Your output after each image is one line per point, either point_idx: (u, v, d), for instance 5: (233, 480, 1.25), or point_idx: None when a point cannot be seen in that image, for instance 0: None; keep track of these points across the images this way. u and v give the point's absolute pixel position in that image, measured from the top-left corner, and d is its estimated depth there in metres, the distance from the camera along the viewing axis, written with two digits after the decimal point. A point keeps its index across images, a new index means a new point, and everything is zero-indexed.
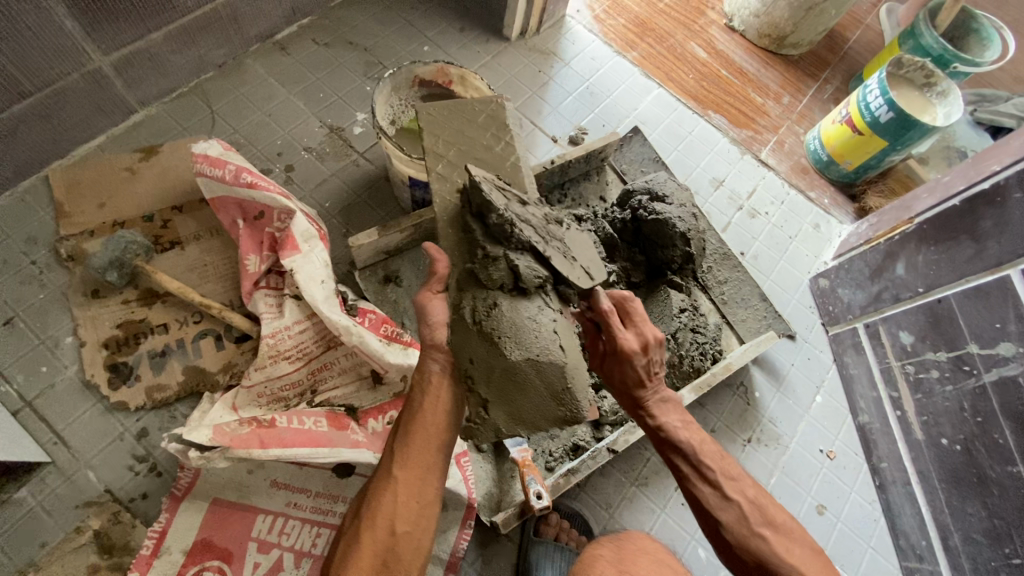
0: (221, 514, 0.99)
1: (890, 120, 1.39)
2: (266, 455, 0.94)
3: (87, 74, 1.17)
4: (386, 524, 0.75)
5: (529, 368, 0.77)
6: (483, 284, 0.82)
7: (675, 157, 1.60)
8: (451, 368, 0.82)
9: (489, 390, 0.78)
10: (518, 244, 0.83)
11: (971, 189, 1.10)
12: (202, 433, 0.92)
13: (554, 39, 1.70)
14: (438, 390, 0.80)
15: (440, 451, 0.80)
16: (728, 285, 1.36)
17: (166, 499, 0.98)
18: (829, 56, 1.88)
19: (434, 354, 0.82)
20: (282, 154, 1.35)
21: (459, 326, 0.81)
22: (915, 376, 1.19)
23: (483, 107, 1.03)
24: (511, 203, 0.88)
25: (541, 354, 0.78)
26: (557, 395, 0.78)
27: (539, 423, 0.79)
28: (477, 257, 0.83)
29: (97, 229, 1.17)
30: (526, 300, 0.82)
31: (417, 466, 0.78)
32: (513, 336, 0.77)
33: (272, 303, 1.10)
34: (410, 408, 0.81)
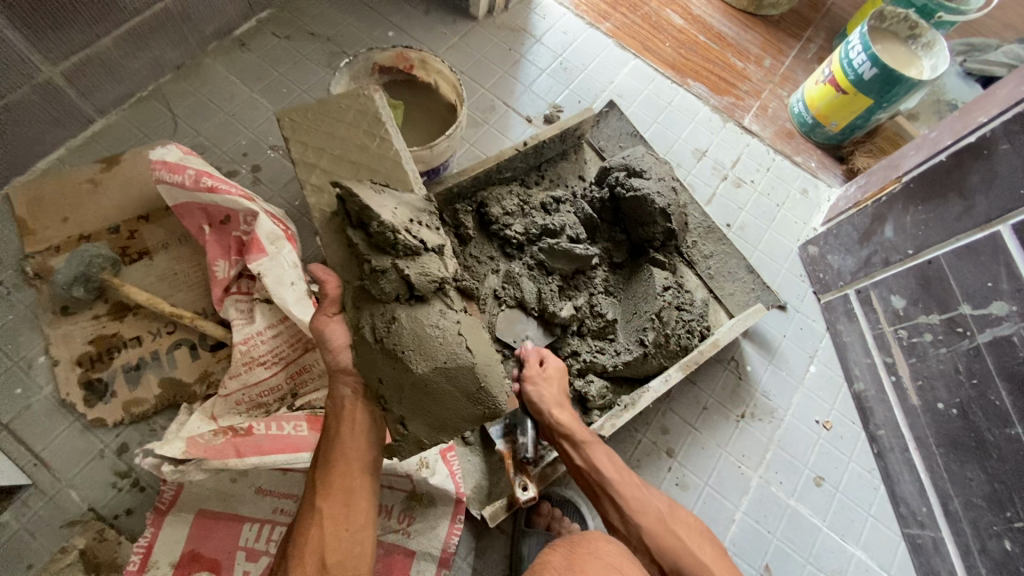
0: (208, 525, 0.98)
1: (874, 77, 1.34)
2: (243, 464, 0.93)
3: (37, 86, 1.13)
4: (317, 557, 0.72)
5: (437, 378, 0.79)
6: (378, 299, 0.82)
7: (655, 130, 1.55)
8: (361, 390, 0.83)
9: (405, 406, 0.81)
10: (406, 251, 0.82)
11: (958, 144, 1.06)
12: (175, 446, 0.91)
13: (523, 15, 1.64)
14: (353, 414, 0.82)
15: (363, 475, 0.79)
16: (713, 259, 1.32)
17: (150, 514, 0.97)
18: (811, 14, 1.81)
19: (344, 378, 0.84)
20: (248, 154, 1.31)
21: (362, 345, 0.82)
22: (908, 340, 1.16)
23: (351, 101, 0.96)
24: (393, 206, 0.84)
25: (448, 358, 0.80)
26: (472, 395, 0.81)
27: (459, 425, 0.82)
28: (365, 272, 0.82)
29: (62, 245, 1.15)
30: (423, 307, 0.83)
31: (339, 492, 0.77)
32: (418, 347, 0.79)
33: (244, 308, 1.07)
34: (326, 439, 0.82)
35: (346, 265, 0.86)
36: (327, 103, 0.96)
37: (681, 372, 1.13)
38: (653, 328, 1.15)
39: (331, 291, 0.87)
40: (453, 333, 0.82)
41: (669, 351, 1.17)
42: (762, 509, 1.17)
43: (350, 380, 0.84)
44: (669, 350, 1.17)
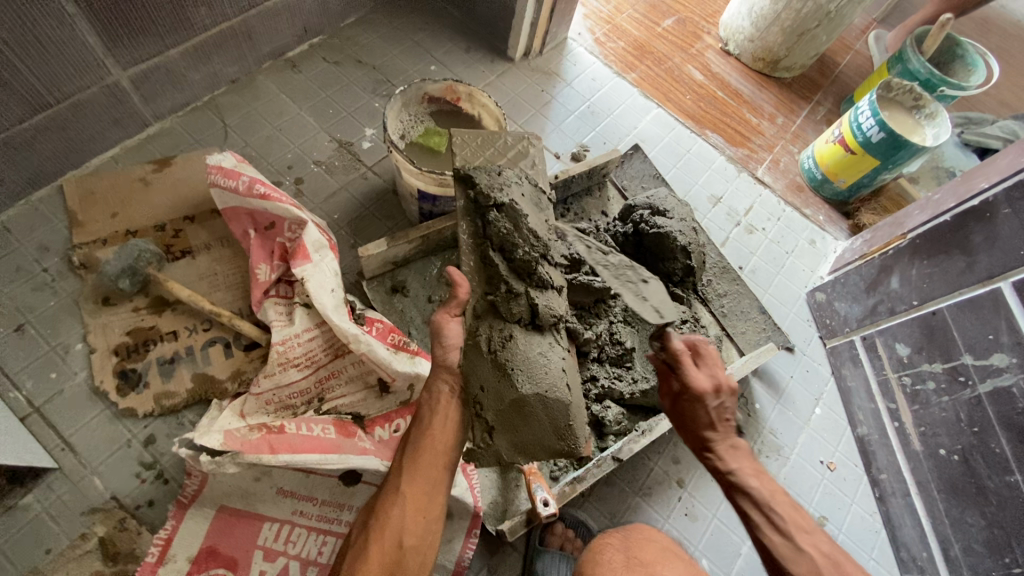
0: (228, 522, 0.99)
1: (882, 140, 1.45)
2: (275, 460, 0.94)
3: (106, 88, 1.20)
4: (394, 538, 0.76)
5: (536, 401, 0.86)
6: (502, 317, 0.92)
7: (674, 174, 1.64)
8: (459, 389, 0.87)
9: (496, 416, 0.85)
10: (538, 283, 0.95)
11: (961, 206, 1.15)
12: (212, 438, 0.94)
13: (556, 60, 1.76)
14: (447, 408, 0.85)
15: (447, 468, 0.81)
16: (727, 298, 1.39)
17: (172, 506, 0.98)
18: (821, 79, 1.95)
19: (444, 374, 0.87)
20: (292, 167, 1.38)
21: (474, 350, 0.88)
22: (912, 387, 1.21)
23: (516, 141, 1.11)
24: (538, 232, 0.99)
25: (549, 388, 0.87)
26: (558, 430, 0.88)
27: (537, 453, 0.87)
28: (498, 291, 0.93)
29: (109, 238, 1.19)
30: (538, 337, 0.92)
31: (423, 481, 0.79)
32: (527, 370, 0.87)
33: (282, 311, 1.11)
34: (417, 426, 0.84)
35: (479, 273, 0.96)
36: (495, 137, 1.10)
37: None
38: None
39: (460, 293, 0.90)
40: (556, 367, 0.91)
41: None
42: None
43: (451, 378, 0.87)
44: None
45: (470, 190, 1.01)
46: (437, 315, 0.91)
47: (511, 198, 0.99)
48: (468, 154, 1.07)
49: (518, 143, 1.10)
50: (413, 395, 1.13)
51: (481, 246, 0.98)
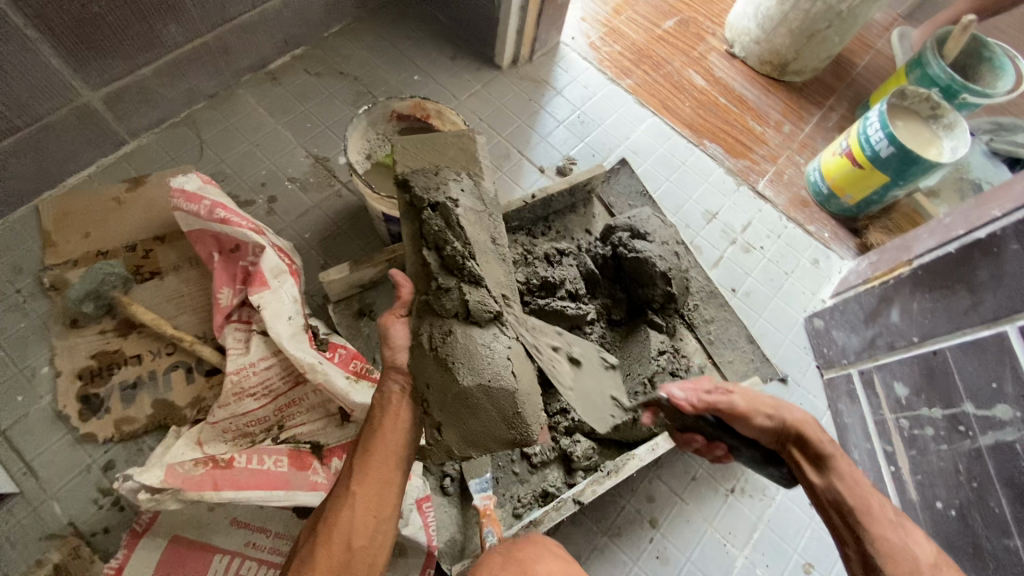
0: (180, 554, 0.98)
1: (891, 155, 1.34)
2: (218, 497, 0.94)
3: (76, 109, 1.19)
4: (343, 541, 0.67)
5: (478, 392, 0.76)
6: (438, 314, 0.83)
7: (666, 189, 1.56)
8: (410, 389, 0.79)
9: (442, 411, 0.77)
10: (471, 277, 0.83)
11: (969, 235, 1.04)
12: (154, 474, 0.93)
13: (547, 67, 1.68)
14: (398, 406, 0.78)
15: (401, 465, 0.74)
16: (714, 324, 1.31)
17: (126, 535, 0.97)
18: (835, 82, 1.82)
19: (394, 374, 0.81)
20: (266, 185, 1.36)
21: (418, 349, 0.81)
22: (909, 431, 1.12)
23: (456, 139, 0.98)
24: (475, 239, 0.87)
25: (492, 377, 0.77)
26: (508, 418, 0.77)
27: (490, 445, 0.78)
28: (430, 288, 0.84)
29: (80, 259, 1.20)
30: (478, 328, 0.81)
31: (374, 480, 0.71)
32: (467, 361, 0.77)
33: (241, 338, 1.09)
34: (367, 427, 0.77)
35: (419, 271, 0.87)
36: (434, 135, 0.98)
37: (668, 441, 1.11)
38: (644, 394, 1.14)
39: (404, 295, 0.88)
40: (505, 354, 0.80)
41: None
42: None
43: (399, 376, 0.81)
44: None
45: (407, 194, 0.91)
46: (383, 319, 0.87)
47: (447, 194, 0.89)
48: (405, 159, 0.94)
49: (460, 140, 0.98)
50: None
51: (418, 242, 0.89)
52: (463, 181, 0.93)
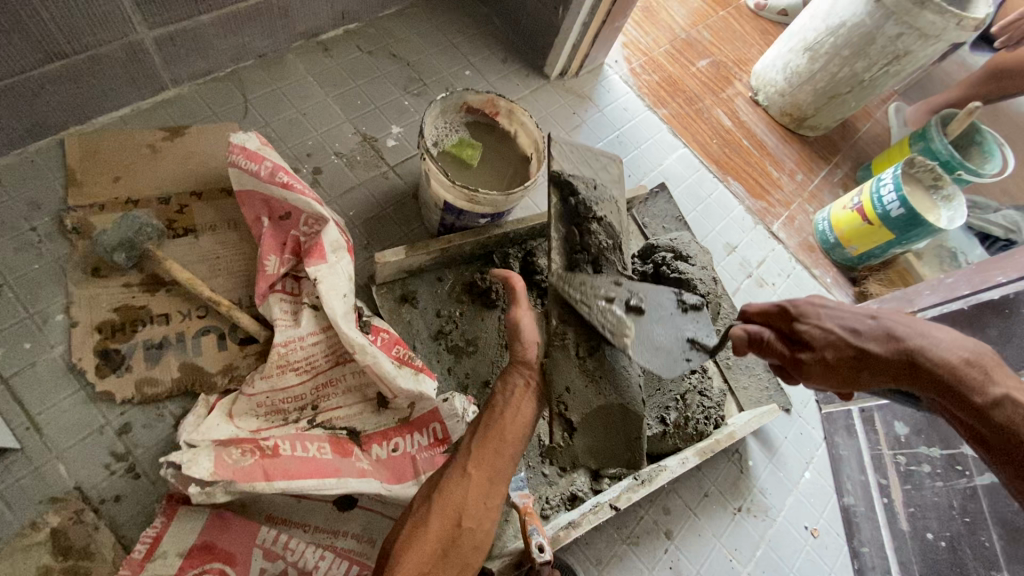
0: (223, 521, 0.93)
1: (901, 216, 1.47)
2: (271, 488, 0.90)
3: (127, 45, 1.11)
4: (454, 514, 0.77)
5: (615, 408, 1.07)
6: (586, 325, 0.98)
7: (693, 217, 1.64)
8: (533, 385, 0.91)
9: (580, 418, 1.06)
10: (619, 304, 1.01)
11: (976, 296, 1.16)
12: (201, 467, 0.87)
13: (591, 84, 1.73)
14: (520, 401, 0.89)
15: (512, 460, 0.84)
16: (734, 350, 1.39)
17: (163, 502, 0.91)
18: (840, 142, 1.98)
19: (522, 369, 0.93)
20: (312, 156, 1.32)
21: (560, 354, 1.02)
22: (905, 467, 1.24)
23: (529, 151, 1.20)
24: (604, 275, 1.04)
25: (627, 399, 1.08)
26: None
27: None
28: (581, 301, 1.00)
29: (107, 205, 1.11)
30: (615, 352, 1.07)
31: (488, 466, 0.81)
32: (611, 382, 1.06)
33: (288, 310, 1.06)
34: (489, 412, 0.88)
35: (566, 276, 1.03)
36: (586, 147, 1.13)
37: (697, 458, 1.16)
38: (675, 409, 1.20)
39: (517, 291, 0.97)
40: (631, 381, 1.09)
41: (685, 434, 1.21)
42: None
43: (529, 374, 0.92)
44: (685, 433, 1.21)
45: (569, 198, 1.06)
46: (510, 310, 0.95)
47: (606, 214, 1.07)
48: (565, 159, 1.09)
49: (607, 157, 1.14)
50: (413, 413, 1.07)
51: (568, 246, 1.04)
52: (604, 204, 1.08)
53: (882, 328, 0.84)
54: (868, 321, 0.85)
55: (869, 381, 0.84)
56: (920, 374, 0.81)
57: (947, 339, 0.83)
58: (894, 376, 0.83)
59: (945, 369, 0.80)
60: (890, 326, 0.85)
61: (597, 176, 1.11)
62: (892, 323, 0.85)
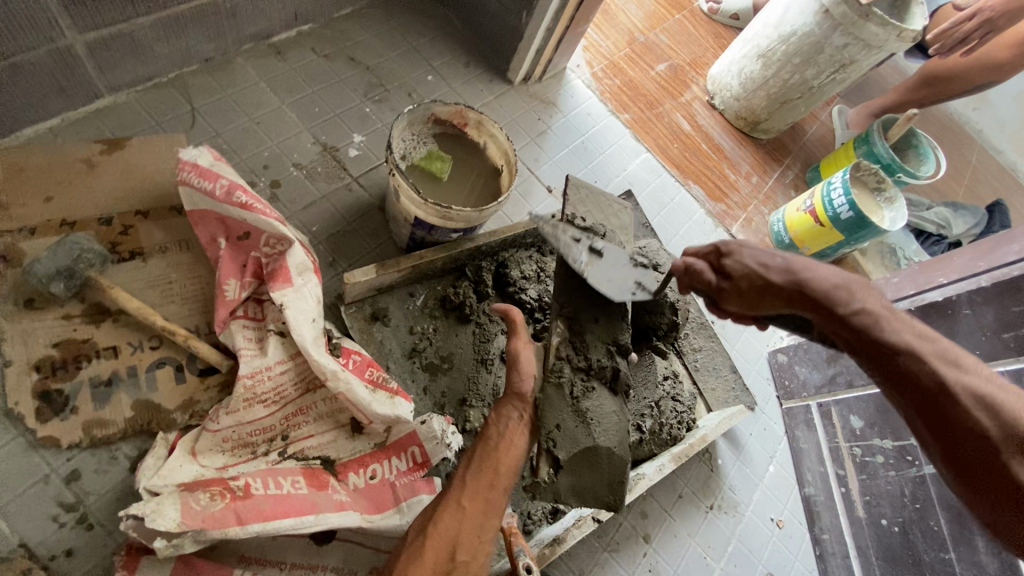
0: (191, 568, 0.87)
1: (850, 218, 1.55)
2: (245, 532, 0.85)
3: (55, 51, 1.01)
4: (448, 548, 0.75)
5: (604, 454, 0.95)
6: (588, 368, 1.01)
7: (658, 222, 1.67)
8: (527, 419, 0.91)
9: (567, 458, 0.93)
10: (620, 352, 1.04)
11: (919, 296, 1.25)
12: (167, 517, 0.81)
13: (554, 89, 1.72)
14: (513, 436, 0.88)
15: (505, 493, 0.83)
16: (701, 353, 1.42)
17: (121, 555, 0.84)
18: (791, 144, 2.06)
19: (515, 402, 0.92)
20: (269, 168, 1.25)
21: (555, 390, 0.96)
22: (861, 458, 1.32)
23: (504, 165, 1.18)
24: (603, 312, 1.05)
25: (617, 443, 0.96)
26: (611, 483, 0.95)
27: (587, 500, 0.95)
28: (578, 338, 1.03)
29: (39, 228, 1.00)
30: (610, 395, 1.01)
31: (482, 499, 0.80)
32: (604, 425, 0.97)
33: (252, 338, 1.00)
34: (484, 443, 0.87)
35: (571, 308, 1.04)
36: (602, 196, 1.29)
37: (673, 463, 1.20)
38: (650, 417, 1.22)
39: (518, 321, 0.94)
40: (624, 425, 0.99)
41: (660, 439, 1.24)
42: None
43: (520, 407, 0.92)
44: (660, 438, 1.24)
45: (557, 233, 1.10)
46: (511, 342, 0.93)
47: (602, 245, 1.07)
48: (580, 205, 1.23)
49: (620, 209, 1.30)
50: (390, 437, 1.03)
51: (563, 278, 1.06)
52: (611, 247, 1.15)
53: (783, 262, 0.90)
54: (776, 258, 0.91)
55: (772, 306, 0.90)
56: (806, 299, 0.88)
57: (827, 269, 0.89)
58: (787, 300, 0.89)
59: (827, 293, 0.87)
60: (791, 260, 0.90)
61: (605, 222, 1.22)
62: (792, 260, 0.90)
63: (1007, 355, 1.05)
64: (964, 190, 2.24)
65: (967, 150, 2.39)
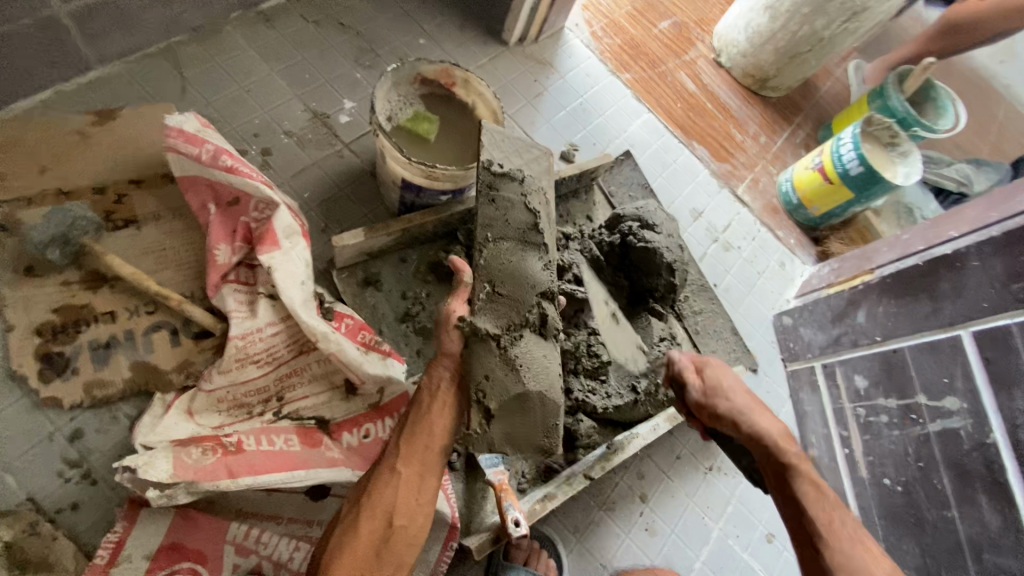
0: (189, 520, 0.90)
1: (859, 173, 1.48)
2: (236, 485, 0.88)
3: (41, 20, 1.01)
4: (385, 516, 0.76)
5: (536, 399, 0.88)
6: (517, 318, 0.93)
7: (660, 183, 1.63)
8: (456, 374, 0.88)
9: (497, 407, 0.86)
10: (546, 296, 0.97)
11: (929, 251, 1.20)
12: (160, 469, 0.84)
13: (551, 50, 1.68)
14: (443, 396, 0.85)
15: (440, 455, 0.82)
16: (702, 316, 1.39)
17: (123, 507, 0.88)
18: (802, 102, 1.97)
19: (444, 362, 0.89)
20: (259, 136, 1.25)
21: (479, 338, 0.89)
22: (865, 418, 1.26)
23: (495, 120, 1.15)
24: (528, 264, 0.98)
25: (548, 386, 0.90)
26: (545, 428, 0.89)
27: (523, 447, 0.89)
28: (500, 288, 0.95)
29: (36, 198, 1.04)
30: (541, 339, 0.95)
31: (417, 463, 0.80)
32: (532, 368, 0.90)
33: (243, 301, 1.02)
34: (415, 409, 0.85)
35: (488, 265, 0.97)
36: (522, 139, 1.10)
37: (667, 423, 1.19)
38: (645, 376, 1.20)
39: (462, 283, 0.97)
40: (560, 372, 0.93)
41: (657, 400, 1.20)
42: (720, 561, 1.22)
43: (451, 366, 0.88)
44: (657, 399, 1.20)
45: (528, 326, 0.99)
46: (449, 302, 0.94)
47: (512, 201, 1.02)
48: (495, 148, 1.05)
49: (545, 156, 1.10)
50: (382, 398, 1.04)
51: (482, 233, 1.00)
52: (531, 196, 1.03)
53: None
54: None
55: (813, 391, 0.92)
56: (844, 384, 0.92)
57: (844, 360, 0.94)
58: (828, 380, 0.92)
59: None
60: None
61: (524, 167, 1.06)
62: None
63: (1016, 307, 0.99)
64: (989, 147, 2.14)
65: (994, 106, 2.27)
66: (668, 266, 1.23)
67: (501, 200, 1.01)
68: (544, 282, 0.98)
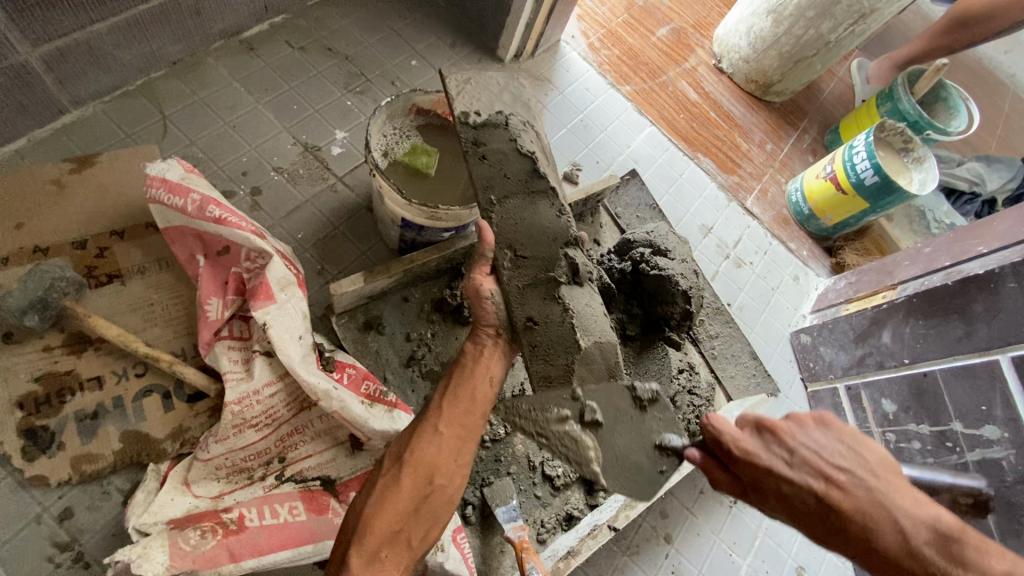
0: None
1: (874, 184, 1.42)
2: (239, 569, 0.82)
3: (8, 67, 0.94)
4: (426, 473, 0.73)
5: (594, 349, 0.86)
6: (547, 272, 0.90)
7: (667, 200, 1.57)
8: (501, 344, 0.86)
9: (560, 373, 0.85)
10: (569, 243, 0.92)
11: (955, 268, 1.16)
12: (154, 563, 0.78)
13: (548, 64, 1.62)
14: (490, 359, 0.84)
15: (483, 416, 0.79)
16: (718, 340, 1.34)
17: None
18: (807, 106, 1.91)
19: (487, 331, 0.87)
20: (247, 174, 1.18)
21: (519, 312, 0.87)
22: (895, 444, 1.21)
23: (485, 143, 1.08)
24: (542, 214, 0.93)
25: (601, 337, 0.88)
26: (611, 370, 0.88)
27: None
28: (518, 247, 0.90)
29: (11, 257, 0.96)
30: (579, 288, 0.91)
31: (461, 422, 0.76)
32: (580, 325, 0.87)
33: (238, 359, 0.95)
34: (459, 370, 0.83)
35: (501, 228, 0.91)
36: (483, 74, 1.02)
37: None
38: None
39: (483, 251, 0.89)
40: (613, 451, 0.80)
41: None
42: None
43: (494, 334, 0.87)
44: None
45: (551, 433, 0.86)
46: (473, 275, 0.90)
47: (501, 152, 0.95)
48: (462, 97, 0.98)
49: (507, 77, 1.03)
50: None
51: (485, 194, 0.93)
52: (520, 138, 0.96)
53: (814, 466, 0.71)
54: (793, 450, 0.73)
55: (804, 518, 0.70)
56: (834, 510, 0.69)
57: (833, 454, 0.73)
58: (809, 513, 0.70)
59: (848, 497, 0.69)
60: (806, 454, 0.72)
61: (501, 105, 0.99)
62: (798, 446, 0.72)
63: None
64: (998, 142, 2.08)
65: (1000, 98, 2.21)
66: (684, 295, 1.16)
67: (490, 153, 0.95)
68: (563, 228, 0.93)
